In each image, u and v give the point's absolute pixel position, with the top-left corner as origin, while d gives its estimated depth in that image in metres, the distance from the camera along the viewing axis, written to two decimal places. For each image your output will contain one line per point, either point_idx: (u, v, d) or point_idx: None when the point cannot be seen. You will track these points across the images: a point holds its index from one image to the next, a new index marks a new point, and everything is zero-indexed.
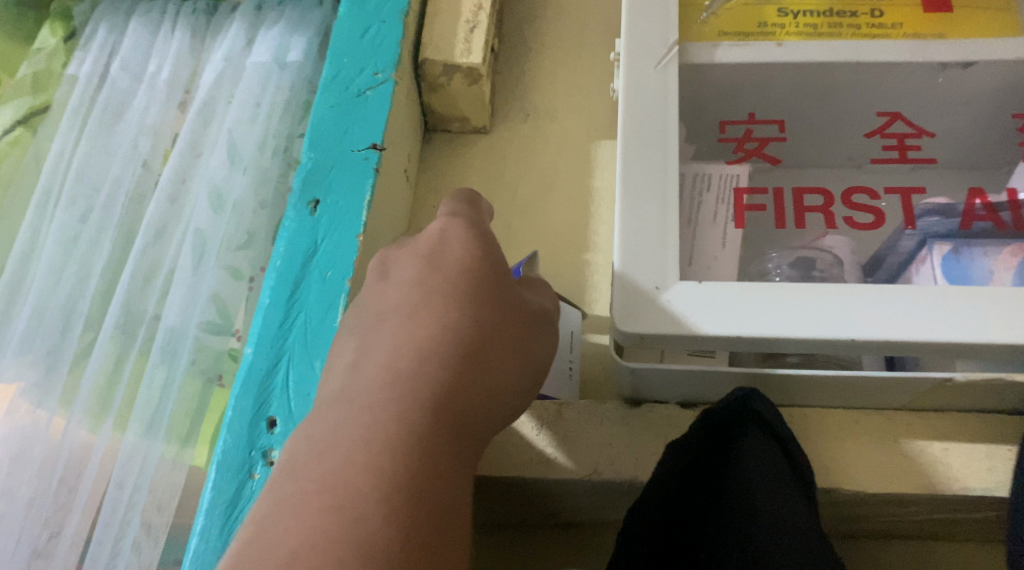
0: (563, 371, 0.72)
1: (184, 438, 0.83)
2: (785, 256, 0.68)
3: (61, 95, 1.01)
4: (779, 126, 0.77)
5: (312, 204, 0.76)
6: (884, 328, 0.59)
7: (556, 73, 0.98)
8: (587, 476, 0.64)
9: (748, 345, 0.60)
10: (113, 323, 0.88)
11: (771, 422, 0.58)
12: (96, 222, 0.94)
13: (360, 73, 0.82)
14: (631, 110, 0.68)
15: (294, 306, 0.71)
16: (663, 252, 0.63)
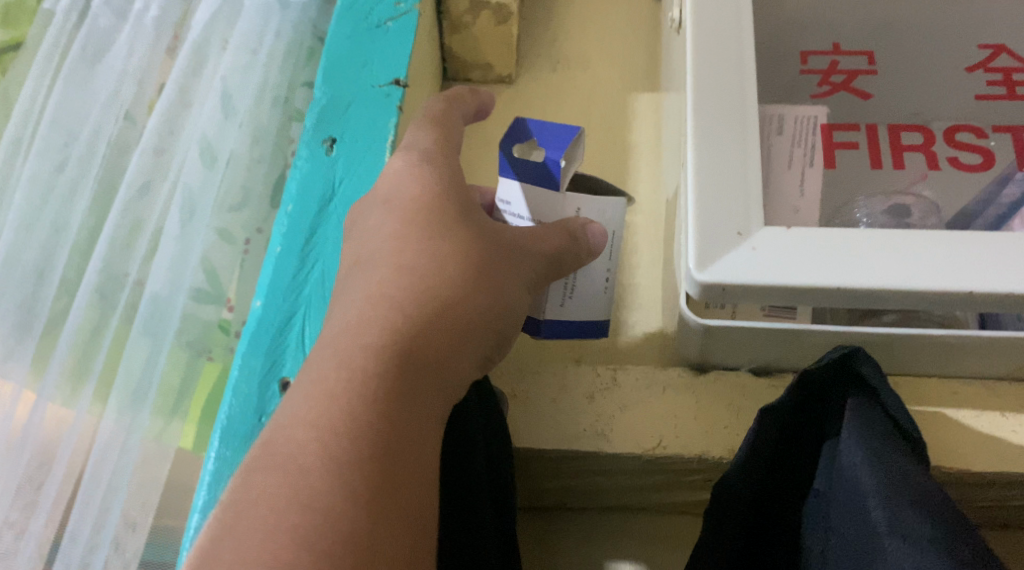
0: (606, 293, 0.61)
1: (171, 412, 0.74)
2: (877, 203, 0.59)
3: (35, 32, 0.89)
4: (868, 57, 0.64)
5: (328, 142, 0.67)
6: (1001, 283, 0.51)
7: (586, 18, 0.89)
8: (649, 451, 0.56)
9: (840, 298, 0.52)
10: (93, 280, 0.77)
11: (872, 384, 0.49)
12: (71, 171, 0.82)
13: (381, 3, 0.73)
14: (700, 35, 0.59)
15: (309, 256, 0.63)
16: (744, 192, 0.54)
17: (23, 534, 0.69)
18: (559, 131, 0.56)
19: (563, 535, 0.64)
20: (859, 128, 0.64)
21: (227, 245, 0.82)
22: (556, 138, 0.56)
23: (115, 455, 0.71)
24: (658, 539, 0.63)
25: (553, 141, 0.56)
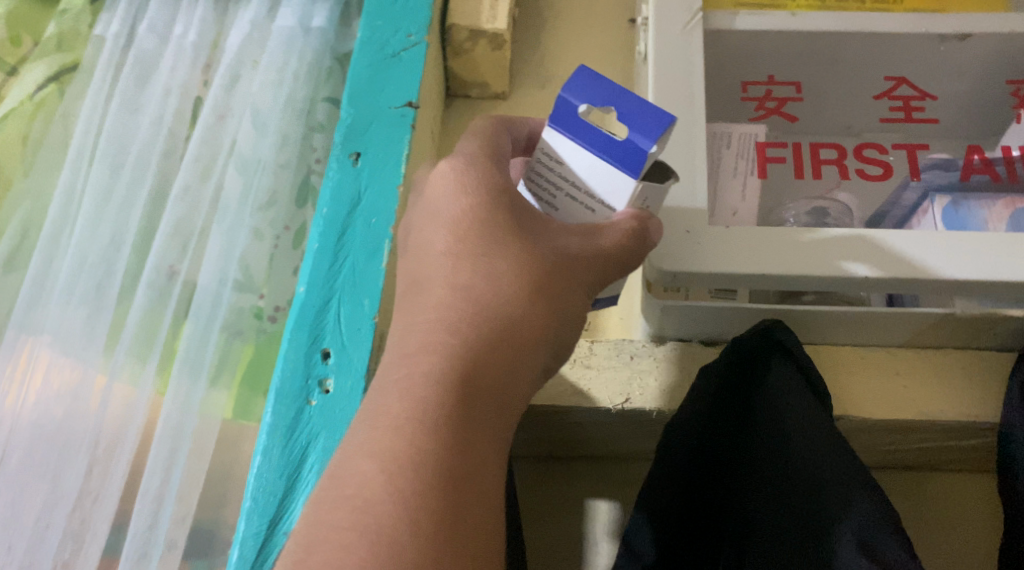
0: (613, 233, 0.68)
1: (217, 384, 0.87)
2: (801, 205, 0.74)
3: (89, 56, 1.03)
4: (796, 87, 0.81)
5: (353, 156, 0.81)
6: (899, 269, 0.64)
7: (569, 41, 1.02)
8: (618, 405, 0.70)
9: (770, 282, 0.66)
10: (151, 276, 0.90)
11: (791, 348, 0.63)
12: (127, 180, 0.96)
13: (394, 36, 0.86)
14: (659, 69, 0.73)
15: (340, 251, 0.76)
16: (692, 198, 0.68)
17: (100, 487, 0.82)
18: (648, 119, 0.55)
19: (553, 481, 0.78)
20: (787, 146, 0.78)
21: (259, 242, 0.94)
22: (646, 126, 0.55)
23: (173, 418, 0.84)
24: (630, 483, 0.78)
25: (640, 130, 0.55)
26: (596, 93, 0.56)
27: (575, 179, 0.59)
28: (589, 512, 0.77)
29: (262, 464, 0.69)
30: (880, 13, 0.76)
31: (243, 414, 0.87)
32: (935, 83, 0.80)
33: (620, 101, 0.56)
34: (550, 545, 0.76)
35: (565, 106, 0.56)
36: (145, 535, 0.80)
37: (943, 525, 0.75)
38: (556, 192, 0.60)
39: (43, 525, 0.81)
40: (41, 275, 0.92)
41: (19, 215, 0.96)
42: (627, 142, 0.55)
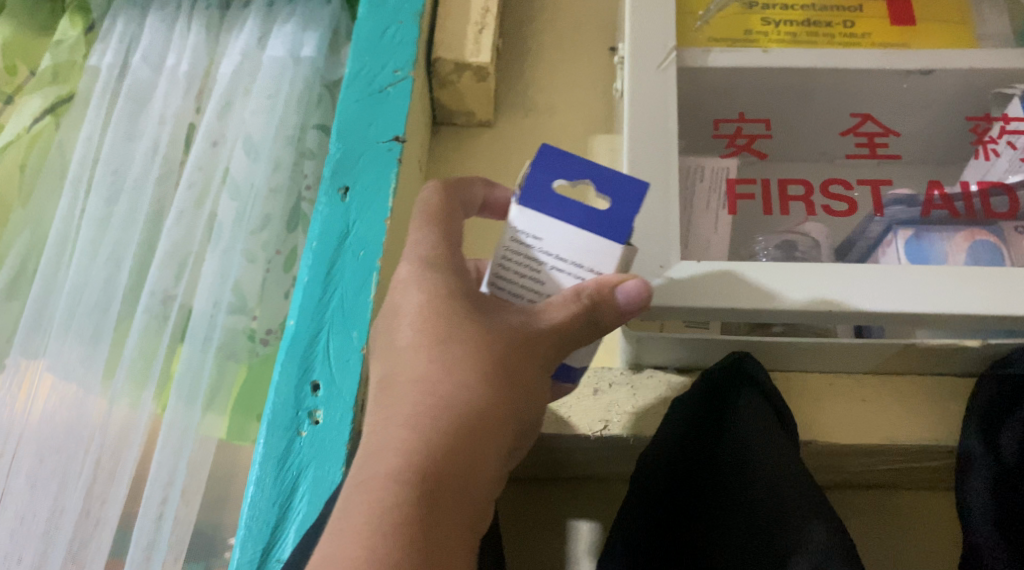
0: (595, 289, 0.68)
1: (212, 407, 0.90)
2: (770, 239, 0.76)
3: (84, 85, 1.06)
4: (766, 124, 0.84)
5: (342, 190, 0.84)
6: (862, 302, 0.67)
7: (552, 70, 1.05)
8: (597, 433, 0.73)
9: (741, 315, 0.69)
10: (147, 302, 0.93)
11: (758, 377, 0.68)
12: (124, 207, 0.98)
13: (381, 71, 0.89)
14: (636, 107, 0.76)
15: (331, 284, 0.80)
16: (666, 234, 0.71)
17: (100, 510, 0.85)
18: (628, 188, 0.62)
19: (537, 502, 0.81)
20: (758, 179, 0.80)
21: (252, 267, 0.96)
22: (625, 194, 0.62)
23: (171, 442, 0.86)
24: (609, 503, 0.81)
25: (620, 198, 0.62)
26: (573, 169, 0.62)
27: (558, 253, 0.62)
28: (570, 532, 0.80)
29: (257, 493, 0.74)
30: (848, 49, 0.79)
31: (237, 437, 0.90)
32: (902, 116, 0.83)
33: (596, 174, 0.62)
34: (533, 565, 0.79)
35: (541, 185, 0.62)
36: (146, 554, 0.83)
37: (911, 542, 0.78)
38: (537, 268, 0.63)
39: (46, 547, 0.83)
40: (40, 301, 0.94)
41: (18, 243, 0.99)
42: (609, 211, 0.61)
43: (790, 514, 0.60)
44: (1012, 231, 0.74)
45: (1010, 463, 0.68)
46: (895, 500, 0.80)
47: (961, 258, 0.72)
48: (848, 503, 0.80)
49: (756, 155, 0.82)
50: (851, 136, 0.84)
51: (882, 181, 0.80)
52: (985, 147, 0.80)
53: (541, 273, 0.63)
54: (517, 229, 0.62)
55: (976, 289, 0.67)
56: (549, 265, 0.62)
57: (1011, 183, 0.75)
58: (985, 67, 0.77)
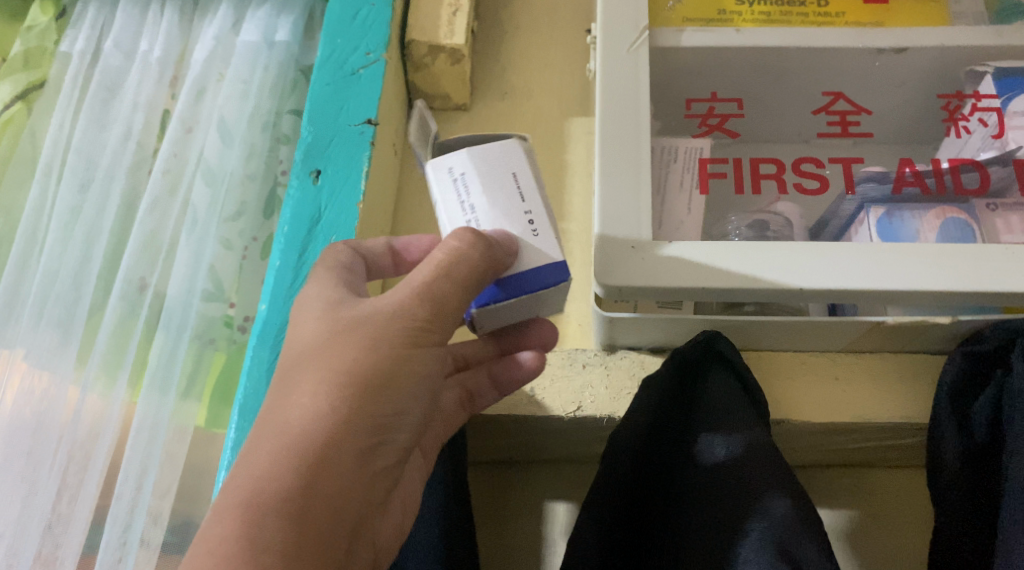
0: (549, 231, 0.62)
1: (187, 394, 0.90)
2: (743, 219, 0.77)
3: (56, 71, 1.04)
4: (738, 104, 0.83)
5: (314, 173, 0.83)
6: (833, 280, 0.67)
7: (528, 53, 1.05)
8: (570, 414, 0.73)
9: (711, 295, 0.69)
10: (122, 289, 0.93)
11: (730, 357, 0.68)
12: (96, 195, 0.97)
13: (353, 53, 0.88)
14: (607, 87, 0.75)
15: (303, 268, 0.80)
16: (637, 214, 0.70)
17: (74, 498, 0.84)
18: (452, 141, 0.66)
19: (513, 483, 0.81)
20: (728, 158, 0.79)
21: (228, 253, 0.96)
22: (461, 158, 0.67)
23: (145, 428, 0.86)
24: (584, 485, 0.81)
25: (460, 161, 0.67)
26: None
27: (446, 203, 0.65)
28: (546, 514, 0.80)
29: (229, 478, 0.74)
30: (820, 27, 0.79)
31: (213, 424, 0.90)
32: (875, 95, 0.83)
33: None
34: (509, 546, 0.79)
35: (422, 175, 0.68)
36: (120, 542, 0.82)
37: (885, 519, 0.78)
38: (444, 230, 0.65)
39: (18, 535, 0.83)
40: (13, 289, 0.94)
41: None
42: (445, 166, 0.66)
43: (750, 489, 0.60)
44: (983, 209, 0.74)
45: (982, 436, 0.69)
46: (869, 477, 0.80)
47: (932, 236, 0.73)
48: (824, 482, 0.80)
49: (728, 134, 0.82)
50: (822, 115, 0.83)
51: (854, 158, 0.80)
52: (956, 125, 0.80)
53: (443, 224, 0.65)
54: None
55: (945, 266, 0.67)
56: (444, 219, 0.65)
57: (980, 161, 0.74)
58: (956, 45, 0.77)
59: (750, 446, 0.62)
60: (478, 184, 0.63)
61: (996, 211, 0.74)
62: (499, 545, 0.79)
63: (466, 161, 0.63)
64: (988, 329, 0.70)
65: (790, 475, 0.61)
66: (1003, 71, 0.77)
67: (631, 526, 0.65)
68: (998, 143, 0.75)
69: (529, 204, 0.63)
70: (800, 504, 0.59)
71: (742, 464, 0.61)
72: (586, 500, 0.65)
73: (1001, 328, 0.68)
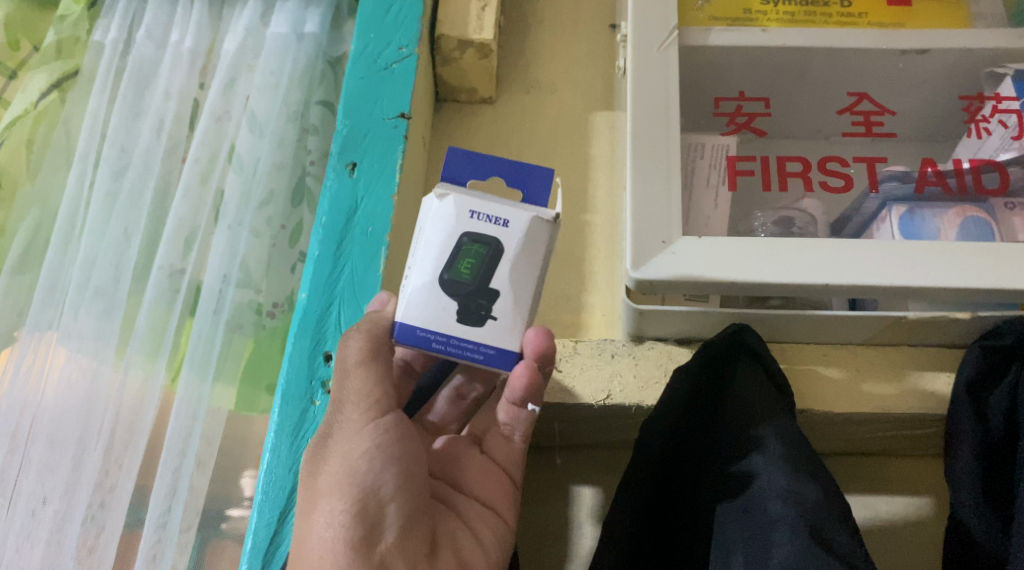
0: (404, 292, 0.69)
1: (223, 379, 0.92)
2: (769, 215, 0.79)
3: (90, 61, 1.06)
4: (765, 103, 0.85)
5: (350, 166, 0.86)
6: (857, 275, 0.69)
7: (553, 47, 1.07)
8: (600, 401, 0.76)
9: (739, 289, 0.71)
10: (157, 276, 0.95)
11: (760, 352, 0.70)
12: (131, 183, 0.99)
13: (387, 48, 0.90)
14: (638, 85, 0.77)
15: (341, 258, 0.83)
16: (668, 210, 0.73)
17: (114, 481, 0.87)
18: (471, 158, 0.72)
19: (543, 469, 0.84)
20: (756, 157, 0.81)
21: (258, 242, 0.97)
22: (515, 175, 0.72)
23: (184, 411, 0.88)
24: (610, 471, 0.84)
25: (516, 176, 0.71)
26: (521, 173, 0.72)
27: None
28: (574, 498, 0.83)
29: (273, 459, 0.77)
30: (844, 28, 0.81)
31: (246, 408, 0.93)
32: (898, 96, 0.85)
33: (527, 184, 0.72)
34: (538, 530, 0.82)
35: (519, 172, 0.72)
36: (161, 523, 0.85)
37: (901, 505, 0.81)
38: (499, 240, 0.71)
39: (61, 517, 0.85)
40: (51, 276, 0.96)
41: (27, 219, 1.00)
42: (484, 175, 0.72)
43: (780, 478, 0.63)
44: (1002, 207, 0.76)
45: (996, 429, 0.71)
46: (885, 464, 0.83)
47: (953, 234, 0.75)
48: (841, 469, 0.83)
49: (757, 133, 0.84)
50: (847, 115, 0.85)
51: (878, 158, 0.81)
52: (976, 125, 0.82)
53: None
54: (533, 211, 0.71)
55: (967, 265, 0.69)
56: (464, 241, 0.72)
57: (1001, 162, 0.77)
58: (978, 47, 0.79)
59: (778, 439, 0.65)
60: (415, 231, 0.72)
61: (1014, 210, 0.76)
62: (531, 528, 0.82)
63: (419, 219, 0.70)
64: (1005, 324, 0.72)
65: (816, 467, 0.64)
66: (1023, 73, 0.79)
67: (662, 516, 0.68)
68: (1017, 145, 0.77)
69: (412, 258, 0.69)
70: (827, 494, 0.62)
71: (772, 455, 0.64)
72: (620, 490, 0.68)
73: (1016, 324, 0.71)
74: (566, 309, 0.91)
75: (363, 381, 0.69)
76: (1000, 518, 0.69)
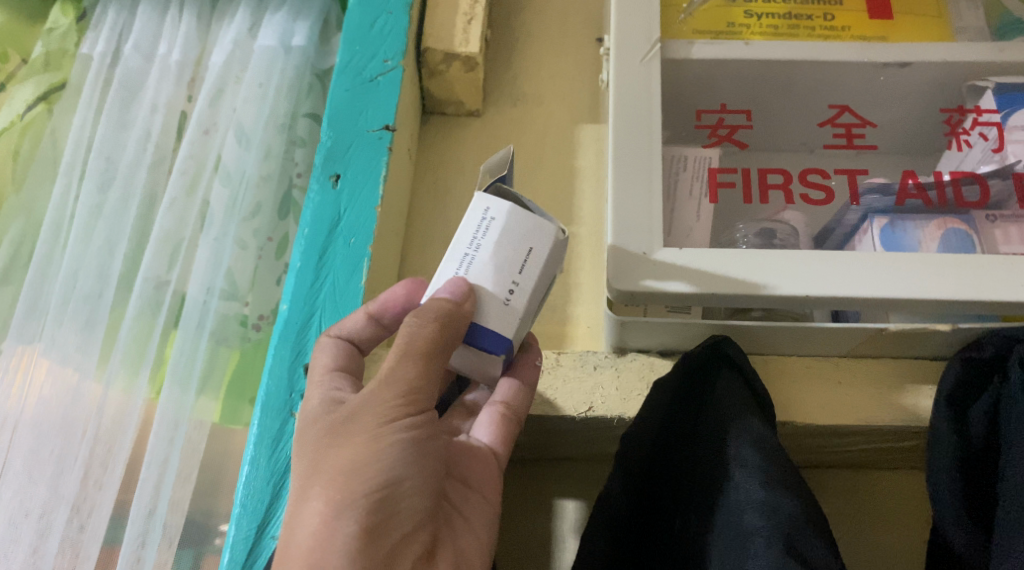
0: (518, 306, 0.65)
1: (205, 390, 0.92)
2: (750, 227, 0.79)
3: (77, 73, 1.07)
4: (747, 115, 0.85)
5: (334, 177, 0.86)
6: (838, 287, 0.69)
7: (540, 60, 1.07)
8: (582, 413, 0.76)
9: (720, 302, 0.71)
10: (141, 287, 0.94)
11: (741, 363, 0.70)
12: (117, 194, 0.99)
13: (372, 60, 0.90)
14: (621, 97, 0.77)
15: (324, 269, 0.83)
16: (650, 221, 0.73)
17: (95, 494, 0.86)
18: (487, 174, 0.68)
19: (527, 483, 0.84)
20: (737, 169, 0.81)
21: (243, 253, 0.97)
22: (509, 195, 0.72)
23: (166, 423, 0.88)
24: (591, 482, 0.84)
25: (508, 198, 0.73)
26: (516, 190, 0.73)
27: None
28: (556, 510, 0.83)
29: (252, 470, 0.77)
30: (825, 42, 0.82)
31: (230, 420, 0.92)
32: (880, 109, 0.85)
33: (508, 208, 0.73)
34: (519, 542, 0.81)
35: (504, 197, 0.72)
36: (139, 539, 0.84)
37: (882, 516, 0.81)
38: None
39: (41, 532, 0.85)
40: (34, 288, 0.96)
41: (12, 230, 1.00)
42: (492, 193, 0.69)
43: (757, 491, 0.63)
44: (983, 219, 0.77)
45: (978, 441, 0.71)
46: (869, 477, 0.83)
47: (933, 245, 0.75)
48: (825, 482, 0.83)
49: (739, 146, 0.83)
50: (829, 127, 0.85)
51: (858, 170, 0.81)
52: (957, 139, 0.82)
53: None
54: None
55: (949, 277, 0.69)
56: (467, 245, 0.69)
57: (981, 174, 0.78)
58: (958, 61, 0.79)
59: (757, 453, 0.65)
60: (496, 237, 0.65)
61: (995, 222, 0.77)
62: (514, 542, 0.81)
63: (535, 237, 0.65)
64: (987, 335, 0.72)
65: (794, 481, 0.64)
66: (1002, 86, 0.80)
67: (641, 523, 0.68)
68: (998, 157, 0.78)
69: (522, 275, 0.65)
70: (804, 508, 0.62)
71: (751, 467, 0.64)
72: (598, 504, 0.68)
73: (996, 335, 0.71)
74: (550, 320, 0.91)
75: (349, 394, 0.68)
76: (980, 529, 0.69)
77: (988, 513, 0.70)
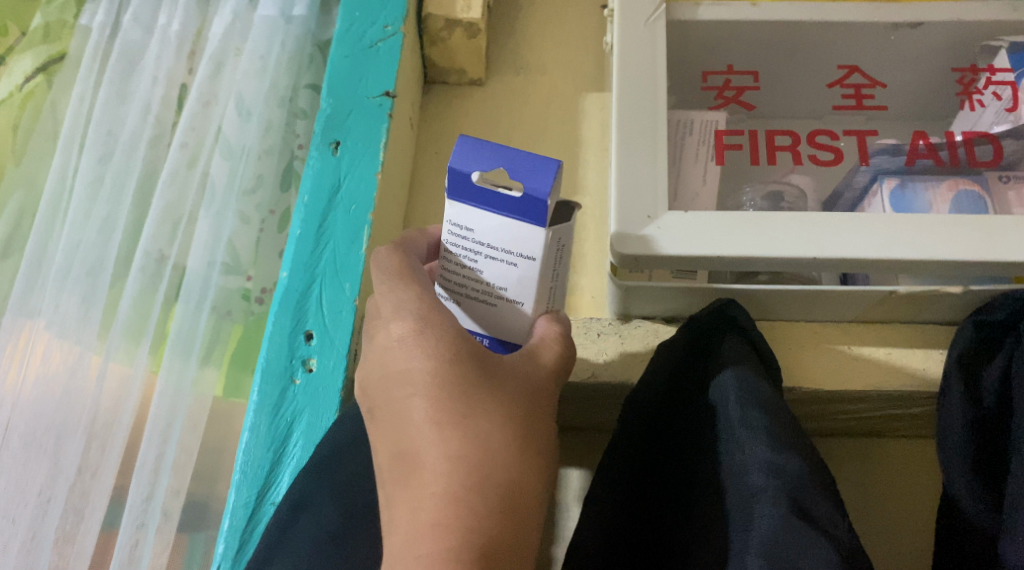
0: None
1: (207, 362, 0.91)
2: (757, 190, 0.78)
3: (76, 45, 1.05)
4: (754, 76, 0.84)
5: (334, 145, 0.85)
6: (847, 250, 0.68)
7: (544, 28, 1.05)
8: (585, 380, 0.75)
9: (724, 266, 0.70)
10: (142, 261, 0.93)
11: (744, 324, 0.70)
12: (115, 168, 0.98)
13: (372, 26, 0.89)
14: (625, 60, 0.76)
15: (324, 236, 0.82)
16: (655, 186, 0.71)
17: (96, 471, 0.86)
18: (528, 201, 0.58)
19: None
20: (744, 131, 0.81)
21: (246, 227, 0.97)
22: (488, 159, 0.59)
23: (166, 397, 0.87)
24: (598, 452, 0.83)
25: (489, 159, 0.59)
26: (486, 157, 0.59)
27: (489, 245, 0.61)
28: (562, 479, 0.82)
29: (252, 438, 0.77)
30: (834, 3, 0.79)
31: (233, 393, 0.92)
32: (889, 72, 0.83)
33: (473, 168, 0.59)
34: None
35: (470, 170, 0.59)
36: (138, 521, 0.84)
37: (892, 487, 0.80)
38: (475, 256, 0.62)
39: (42, 509, 0.84)
40: (35, 262, 0.95)
41: (12, 203, 1.00)
42: (524, 195, 0.58)
43: (762, 448, 0.61)
44: (995, 180, 0.76)
45: (990, 406, 0.70)
46: (879, 445, 0.82)
47: (944, 207, 0.74)
48: (836, 451, 0.82)
49: (745, 108, 0.84)
50: (838, 88, 0.84)
51: (867, 132, 0.81)
52: (970, 98, 0.81)
53: (481, 268, 0.62)
54: (452, 223, 0.61)
55: (961, 240, 0.67)
56: (502, 265, 0.61)
57: (995, 134, 0.75)
58: (971, 21, 0.77)
59: (762, 411, 0.64)
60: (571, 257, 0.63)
61: (1008, 183, 0.75)
62: None
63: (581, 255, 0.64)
64: (1000, 298, 0.70)
65: (800, 439, 0.62)
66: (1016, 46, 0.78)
67: (648, 486, 0.68)
68: (1012, 117, 0.76)
69: None
70: (810, 466, 0.61)
71: (756, 425, 0.63)
72: (604, 468, 0.68)
73: (1010, 297, 0.69)
74: None
75: (428, 363, 0.58)
76: (991, 493, 0.68)
77: (999, 479, 0.69)
